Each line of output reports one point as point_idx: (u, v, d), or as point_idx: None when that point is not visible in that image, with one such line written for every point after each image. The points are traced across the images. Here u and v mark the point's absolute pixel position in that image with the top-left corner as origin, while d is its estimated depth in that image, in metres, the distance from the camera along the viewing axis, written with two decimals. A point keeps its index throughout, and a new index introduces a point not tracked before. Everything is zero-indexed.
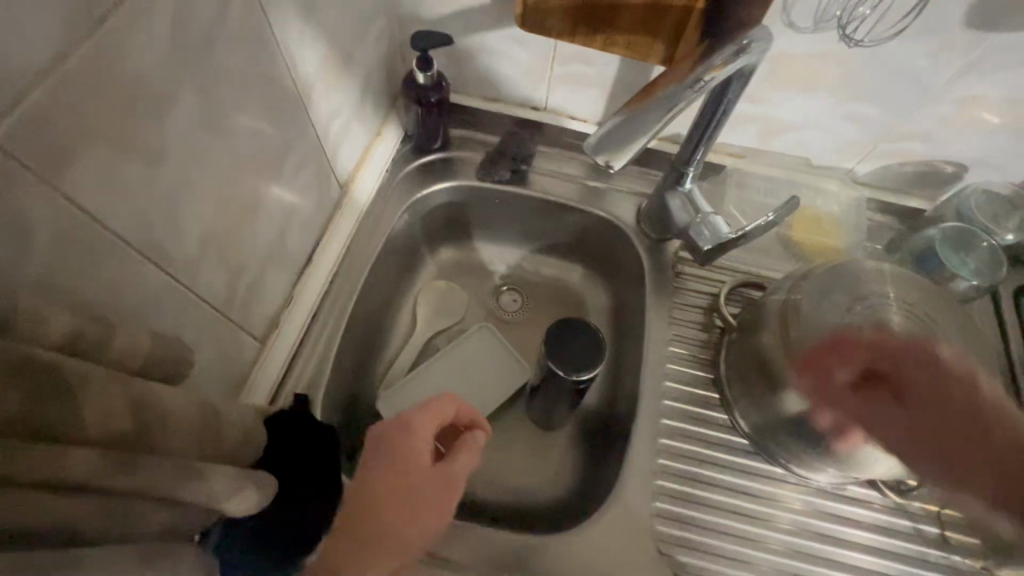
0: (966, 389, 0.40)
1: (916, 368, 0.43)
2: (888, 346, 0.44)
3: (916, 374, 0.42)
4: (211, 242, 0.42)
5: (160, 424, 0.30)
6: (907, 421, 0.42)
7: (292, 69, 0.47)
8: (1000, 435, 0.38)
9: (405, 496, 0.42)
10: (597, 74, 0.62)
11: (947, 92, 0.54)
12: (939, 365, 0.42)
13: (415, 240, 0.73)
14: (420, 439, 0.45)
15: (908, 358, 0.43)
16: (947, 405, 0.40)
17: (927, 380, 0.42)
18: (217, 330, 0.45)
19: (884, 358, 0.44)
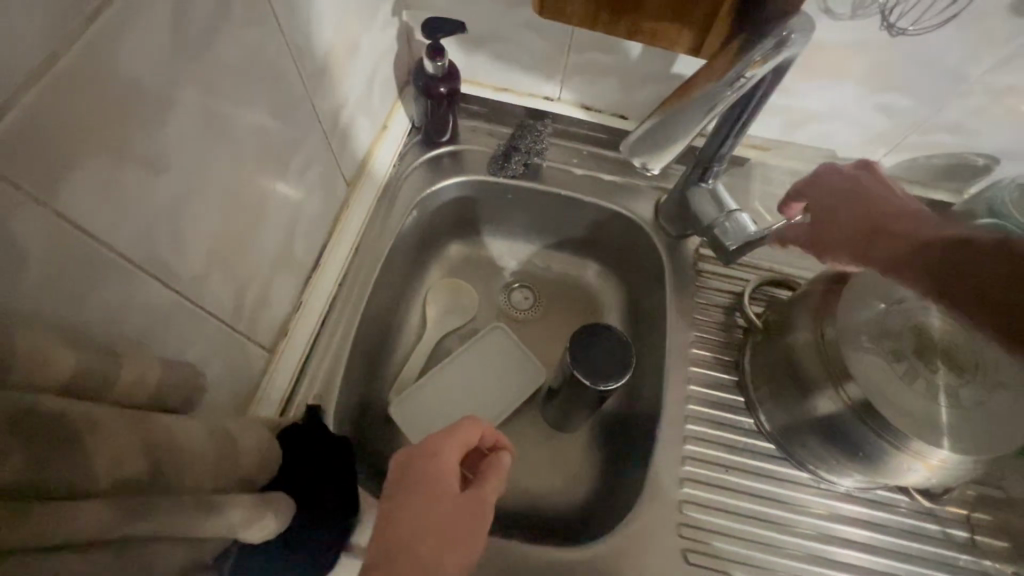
0: (877, 185, 0.45)
1: (842, 173, 0.47)
2: (817, 173, 0.49)
3: (829, 193, 0.47)
4: (216, 252, 0.39)
5: (174, 460, 0.27)
6: (832, 202, 0.46)
7: (297, 61, 0.44)
8: (919, 220, 0.41)
9: (443, 528, 0.39)
10: (617, 63, 0.59)
11: (985, 83, 0.51)
12: (865, 180, 0.46)
13: (424, 238, 0.70)
14: (449, 465, 0.43)
15: (833, 176, 0.47)
16: (885, 205, 0.44)
17: (862, 190, 0.45)
18: (226, 344, 0.43)
19: (818, 181, 0.48)
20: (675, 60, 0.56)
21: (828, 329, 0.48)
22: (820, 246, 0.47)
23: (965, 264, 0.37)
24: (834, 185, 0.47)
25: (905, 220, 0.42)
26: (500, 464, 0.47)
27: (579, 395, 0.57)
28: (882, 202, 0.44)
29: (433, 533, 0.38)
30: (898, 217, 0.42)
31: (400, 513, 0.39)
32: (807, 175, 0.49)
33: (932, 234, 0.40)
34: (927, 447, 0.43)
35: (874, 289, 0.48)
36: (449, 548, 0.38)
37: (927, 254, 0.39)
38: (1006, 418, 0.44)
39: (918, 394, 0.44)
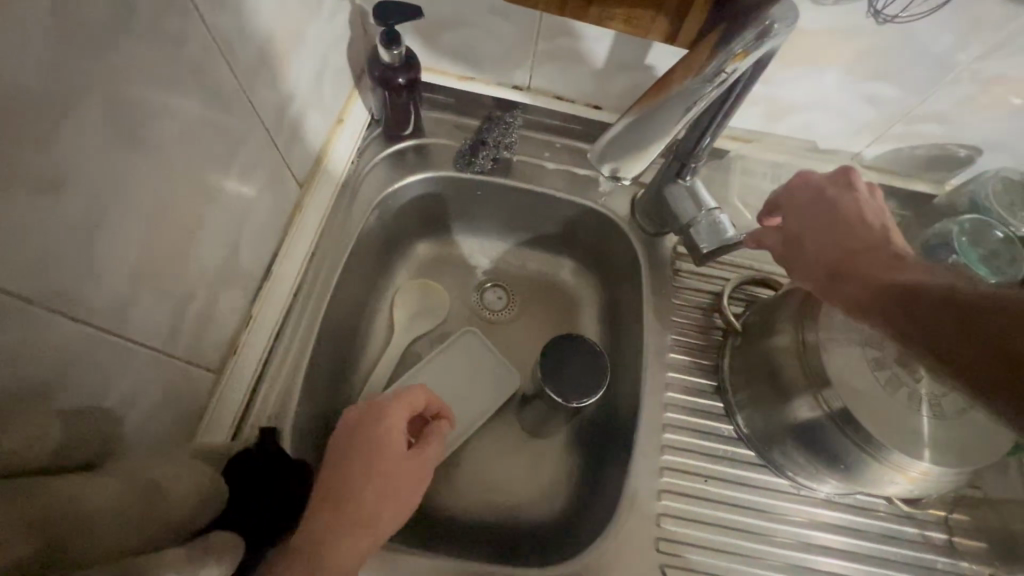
0: (851, 208, 0.45)
1: (815, 186, 0.47)
2: (789, 183, 0.49)
3: (805, 211, 0.47)
4: (145, 275, 0.35)
5: (79, 528, 0.24)
6: (809, 222, 0.46)
7: (230, 55, 0.39)
8: (885, 254, 0.42)
9: (384, 487, 0.44)
10: (589, 50, 0.55)
11: (972, 72, 0.49)
12: (841, 200, 0.46)
13: (389, 238, 0.66)
14: (397, 429, 0.46)
15: (810, 189, 0.47)
16: (855, 232, 0.44)
17: (837, 213, 0.45)
18: (161, 373, 0.39)
19: (795, 195, 0.48)
20: (651, 48, 0.53)
21: (810, 337, 0.46)
22: (788, 264, 0.47)
23: (917, 312, 0.38)
24: (809, 201, 0.47)
25: (871, 253, 0.43)
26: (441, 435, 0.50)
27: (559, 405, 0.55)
28: (855, 230, 0.44)
29: (373, 489, 0.43)
30: (867, 249, 0.43)
31: (342, 471, 0.44)
32: (787, 185, 0.49)
33: (899, 276, 0.40)
34: (908, 459, 0.41)
35: None
36: (388, 499, 0.44)
37: (887, 298, 0.40)
38: (989, 426, 0.42)
39: (901, 404, 0.43)
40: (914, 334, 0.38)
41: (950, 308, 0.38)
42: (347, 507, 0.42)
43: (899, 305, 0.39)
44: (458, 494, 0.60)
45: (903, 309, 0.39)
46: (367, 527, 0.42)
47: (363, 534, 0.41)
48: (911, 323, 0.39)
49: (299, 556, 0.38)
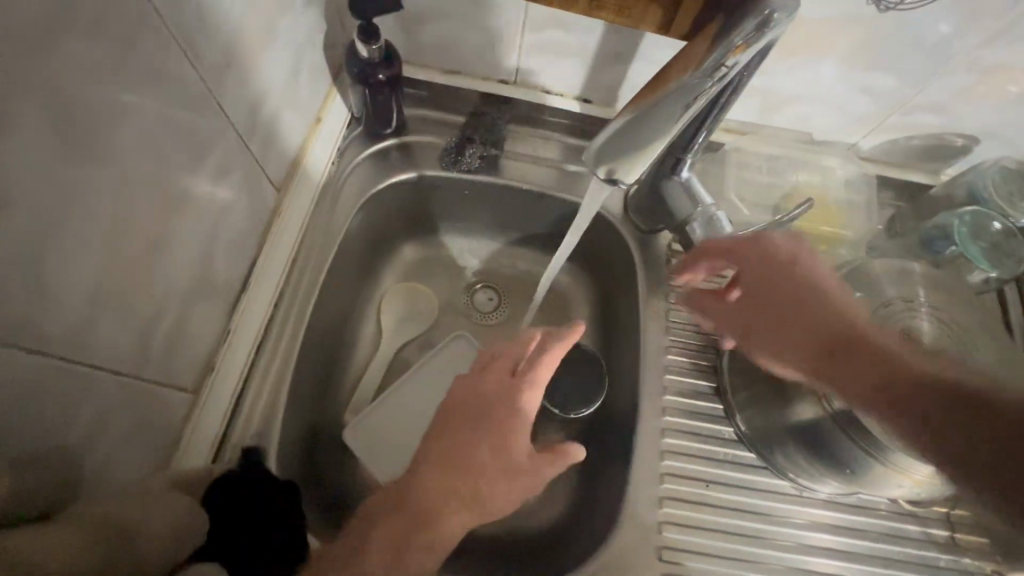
0: (802, 272, 0.44)
1: (767, 245, 0.45)
2: (737, 243, 0.47)
3: (762, 280, 0.45)
4: (103, 297, 0.33)
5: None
6: (767, 292, 0.44)
7: (193, 55, 0.36)
8: (849, 322, 0.41)
9: (495, 473, 0.43)
10: (578, 43, 0.52)
11: (972, 60, 0.47)
12: (789, 262, 0.44)
13: (374, 241, 0.63)
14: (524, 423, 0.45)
15: (763, 252, 0.45)
16: (812, 299, 0.42)
17: (781, 281, 0.44)
18: (128, 397, 0.36)
19: (748, 257, 0.46)
20: (643, 39, 0.50)
21: None
22: (759, 342, 0.45)
23: (900, 391, 0.36)
24: (764, 265, 0.45)
25: (834, 323, 0.41)
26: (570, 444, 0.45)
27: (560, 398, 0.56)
28: (809, 296, 0.42)
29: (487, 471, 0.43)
30: (831, 317, 0.41)
31: (466, 444, 0.44)
32: (734, 248, 0.47)
33: (874, 351, 0.39)
34: (913, 462, 0.40)
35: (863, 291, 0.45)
36: (498, 486, 0.43)
37: (864, 376, 0.38)
38: None
39: None
40: (899, 420, 0.36)
41: (945, 394, 0.35)
42: (463, 482, 0.43)
43: (884, 392, 0.37)
44: None
45: (880, 390, 0.37)
46: (475, 506, 0.42)
47: (467, 513, 0.42)
48: (886, 407, 0.37)
49: (393, 526, 0.41)
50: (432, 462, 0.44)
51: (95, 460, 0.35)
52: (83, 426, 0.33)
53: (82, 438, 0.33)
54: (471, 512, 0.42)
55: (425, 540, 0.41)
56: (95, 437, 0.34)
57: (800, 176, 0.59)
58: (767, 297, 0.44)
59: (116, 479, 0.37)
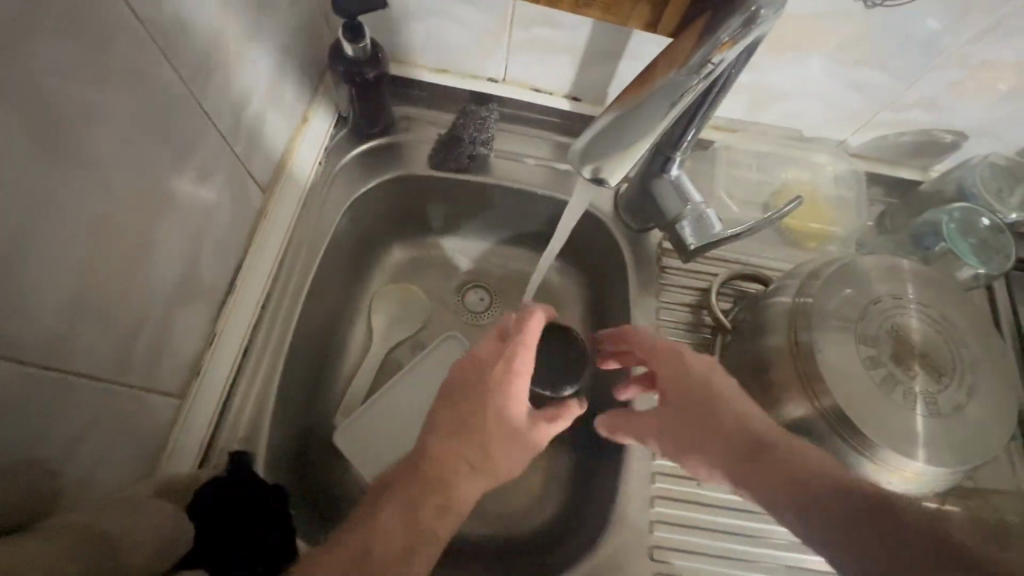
0: (713, 381, 0.44)
1: (683, 352, 0.46)
2: (659, 343, 0.48)
3: (677, 388, 0.45)
4: (82, 302, 0.32)
5: None
6: (684, 399, 0.44)
7: (172, 55, 0.36)
8: (767, 430, 0.40)
9: (502, 441, 0.44)
10: (566, 40, 0.52)
11: (960, 56, 0.47)
12: (701, 371, 0.45)
13: (363, 242, 0.63)
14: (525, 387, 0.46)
15: (678, 357, 0.46)
16: (729, 406, 0.42)
17: (695, 386, 0.44)
18: (109, 404, 0.36)
19: (664, 360, 0.46)
20: (631, 36, 0.50)
21: (804, 338, 0.43)
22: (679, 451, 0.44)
23: (820, 501, 0.36)
24: (677, 373, 0.45)
25: (749, 433, 0.41)
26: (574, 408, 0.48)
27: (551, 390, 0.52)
28: (720, 405, 0.42)
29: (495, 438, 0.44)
30: (744, 428, 0.41)
31: (472, 412, 0.44)
32: (652, 349, 0.48)
33: (789, 461, 0.38)
34: (901, 458, 0.40)
35: (853, 288, 0.45)
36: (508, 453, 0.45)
37: (789, 485, 0.38)
38: (985, 421, 0.42)
39: (897, 404, 0.41)
40: (828, 527, 0.35)
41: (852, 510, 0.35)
42: (476, 447, 0.43)
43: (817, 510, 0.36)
44: None
45: (807, 497, 0.37)
46: (490, 468, 0.44)
47: (484, 475, 0.43)
48: (818, 514, 0.36)
49: (410, 493, 0.40)
50: (440, 424, 0.44)
51: (77, 468, 0.34)
52: (64, 433, 0.33)
53: (63, 445, 0.33)
54: (483, 478, 0.43)
55: (447, 505, 0.41)
56: (77, 445, 0.34)
57: (789, 173, 0.59)
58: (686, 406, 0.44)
59: (99, 486, 0.36)
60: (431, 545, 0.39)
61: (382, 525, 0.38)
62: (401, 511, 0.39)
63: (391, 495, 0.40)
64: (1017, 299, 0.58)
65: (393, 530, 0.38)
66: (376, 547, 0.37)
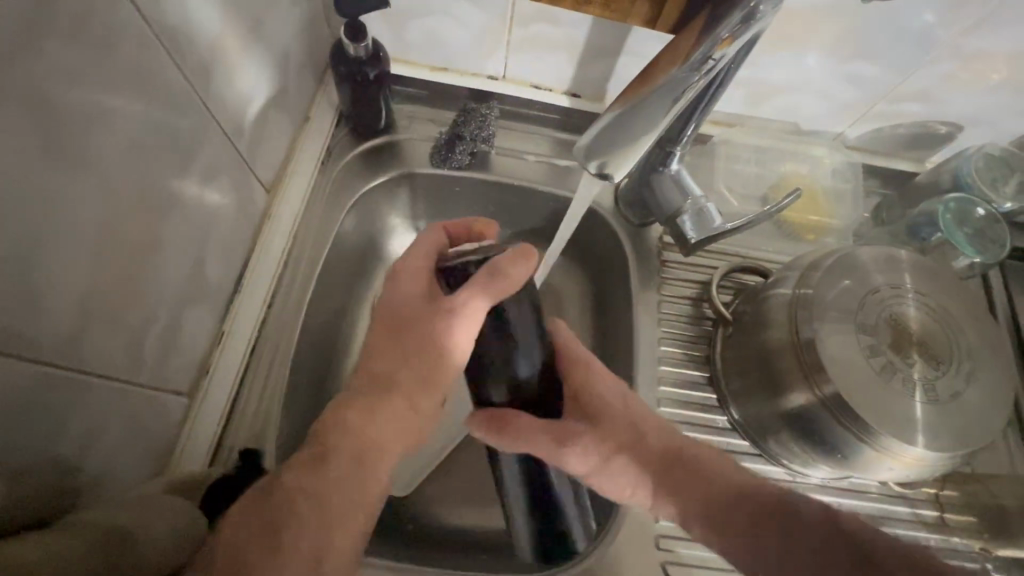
0: (630, 399, 0.47)
1: (600, 366, 0.48)
2: (579, 351, 0.47)
3: (598, 402, 0.46)
4: (94, 303, 0.32)
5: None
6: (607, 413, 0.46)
7: (177, 56, 0.36)
8: (685, 442, 0.45)
9: (407, 361, 0.42)
10: (566, 38, 0.53)
11: (955, 48, 0.48)
12: (620, 386, 0.48)
13: (365, 240, 0.63)
14: (414, 288, 0.43)
15: (599, 370, 0.47)
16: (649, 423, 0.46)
17: (615, 403, 0.46)
18: (121, 403, 0.36)
19: (581, 369, 0.47)
20: (631, 32, 0.51)
21: (805, 331, 0.44)
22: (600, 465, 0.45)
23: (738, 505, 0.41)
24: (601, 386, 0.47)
25: (673, 447, 0.45)
26: (503, 267, 0.39)
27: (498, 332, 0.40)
28: (642, 423, 0.46)
29: (394, 356, 0.43)
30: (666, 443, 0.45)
31: (379, 360, 0.43)
32: (571, 354, 0.47)
33: (713, 472, 0.43)
34: (902, 445, 0.40)
35: (852, 278, 0.46)
36: (416, 373, 0.42)
37: (714, 493, 0.42)
38: (982, 407, 0.42)
39: (897, 392, 0.42)
40: (735, 535, 0.40)
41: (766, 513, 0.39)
42: (376, 394, 0.42)
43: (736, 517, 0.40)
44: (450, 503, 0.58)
45: (720, 504, 0.41)
46: (399, 400, 0.43)
47: (405, 430, 0.43)
48: (726, 521, 0.41)
49: (305, 462, 0.39)
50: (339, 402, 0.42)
51: (91, 466, 0.34)
52: (78, 432, 0.33)
53: (78, 444, 0.33)
54: (388, 407, 0.42)
55: (335, 455, 0.39)
56: (91, 443, 0.34)
57: (786, 166, 0.60)
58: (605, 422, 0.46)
59: (114, 483, 0.36)
60: (355, 505, 0.39)
61: (292, 489, 0.36)
62: (308, 475, 0.38)
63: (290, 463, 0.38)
64: (1011, 287, 0.59)
65: (308, 494, 0.37)
66: (291, 514, 0.35)
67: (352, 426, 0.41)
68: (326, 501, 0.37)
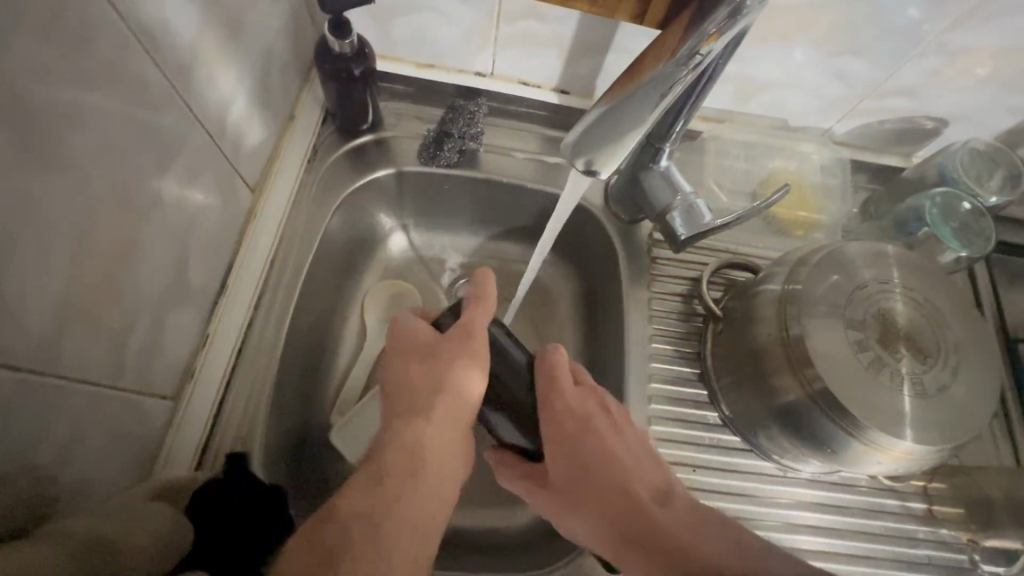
0: (604, 434, 0.43)
1: (570, 400, 0.44)
2: (549, 385, 0.44)
3: (554, 437, 0.43)
4: (72, 305, 0.32)
5: None
6: (561, 454, 0.43)
7: (156, 54, 0.35)
8: (640, 486, 0.40)
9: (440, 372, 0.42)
10: (553, 33, 0.52)
11: (940, 44, 0.48)
12: (592, 422, 0.44)
13: (353, 239, 0.62)
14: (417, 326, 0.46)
15: (565, 405, 0.43)
16: (609, 465, 0.42)
17: (571, 440, 0.43)
18: (102, 408, 0.35)
19: (547, 399, 0.44)
20: (619, 28, 0.50)
21: (794, 327, 0.44)
22: (554, 510, 0.43)
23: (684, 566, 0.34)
24: (560, 423, 0.43)
25: (622, 491, 0.40)
26: (480, 290, 0.45)
27: (498, 358, 0.43)
28: (607, 460, 0.42)
29: (427, 370, 0.43)
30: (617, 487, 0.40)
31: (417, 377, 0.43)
32: (540, 389, 0.44)
33: (654, 527, 0.37)
34: (891, 439, 0.40)
35: (840, 273, 0.46)
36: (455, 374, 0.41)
37: (658, 549, 0.36)
38: (970, 400, 0.43)
39: (885, 386, 0.42)
40: None
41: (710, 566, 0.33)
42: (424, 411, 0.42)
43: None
44: None
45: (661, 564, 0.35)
46: (448, 408, 0.42)
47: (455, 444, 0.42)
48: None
49: (361, 484, 0.37)
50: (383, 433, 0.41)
51: (73, 473, 0.34)
52: (58, 439, 0.32)
53: (58, 450, 0.32)
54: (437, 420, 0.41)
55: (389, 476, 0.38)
56: (72, 449, 0.33)
57: (775, 162, 0.60)
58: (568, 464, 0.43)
59: (96, 490, 0.36)
60: (415, 528, 0.36)
61: (346, 514, 0.35)
62: (362, 498, 0.36)
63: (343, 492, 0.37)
64: (997, 280, 0.60)
65: (359, 521, 0.34)
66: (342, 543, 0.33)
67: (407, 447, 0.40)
68: (381, 527, 0.35)
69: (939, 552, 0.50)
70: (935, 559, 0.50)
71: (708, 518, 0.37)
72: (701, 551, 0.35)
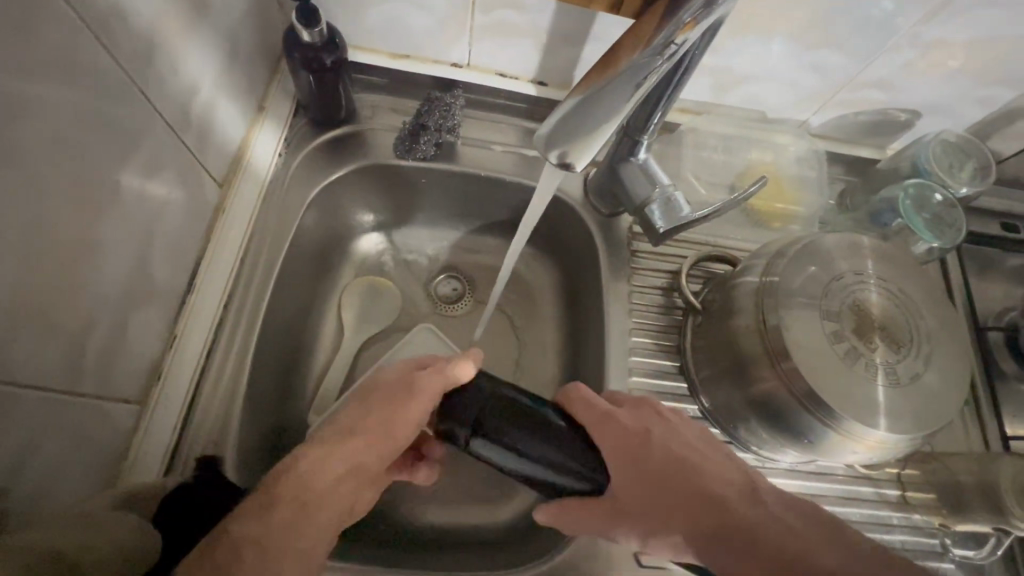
0: (667, 439, 0.41)
1: (623, 420, 0.42)
2: (595, 413, 0.42)
3: (618, 456, 0.41)
4: (20, 309, 0.30)
5: None
6: (628, 471, 0.40)
7: (108, 41, 0.33)
8: (723, 488, 0.38)
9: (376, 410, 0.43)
10: (530, 24, 0.51)
11: (912, 36, 0.48)
12: (649, 431, 0.41)
13: (327, 235, 0.61)
14: (392, 384, 0.45)
15: (620, 425, 0.42)
16: (684, 468, 0.39)
17: (637, 454, 0.40)
18: (61, 415, 0.34)
19: (606, 423, 0.42)
20: (595, 18, 0.50)
21: (772, 318, 0.44)
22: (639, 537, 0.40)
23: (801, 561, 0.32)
24: (621, 443, 0.41)
25: (702, 495, 0.37)
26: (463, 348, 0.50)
27: (525, 413, 0.42)
28: (679, 463, 0.39)
29: (362, 406, 0.43)
30: (699, 492, 0.37)
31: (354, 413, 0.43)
32: (589, 421, 0.42)
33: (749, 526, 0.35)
34: (866, 429, 0.41)
35: (816, 265, 0.46)
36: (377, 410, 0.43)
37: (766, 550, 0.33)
38: (940, 389, 0.43)
39: (860, 376, 0.42)
40: None
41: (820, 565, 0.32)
42: (341, 439, 0.41)
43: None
44: (423, 502, 0.56)
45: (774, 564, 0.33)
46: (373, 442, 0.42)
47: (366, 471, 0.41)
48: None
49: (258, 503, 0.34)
50: (291, 459, 0.39)
51: (30, 484, 0.32)
52: (9, 448, 0.31)
53: (9, 458, 0.31)
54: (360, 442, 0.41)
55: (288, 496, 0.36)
56: (26, 458, 0.32)
57: (752, 154, 0.60)
58: (637, 482, 0.39)
59: (56, 499, 0.34)
60: (311, 533, 0.35)
61: (244, 528, 0.32)
62: (263, 516, 0.33)
63: (241, 508, 0.34)
64: (967, 270, 0.61)
65: (258, 535, 0.32)
66: (238, 554, 0.31)
67: (305, 473, 0.38)
68: (277, 551, 0.32)
69: (912, 537, 0.52)
70: (908, 544, 0.51)
71: (805, 517, 0.35)
72: (817, 563, 0.32)
